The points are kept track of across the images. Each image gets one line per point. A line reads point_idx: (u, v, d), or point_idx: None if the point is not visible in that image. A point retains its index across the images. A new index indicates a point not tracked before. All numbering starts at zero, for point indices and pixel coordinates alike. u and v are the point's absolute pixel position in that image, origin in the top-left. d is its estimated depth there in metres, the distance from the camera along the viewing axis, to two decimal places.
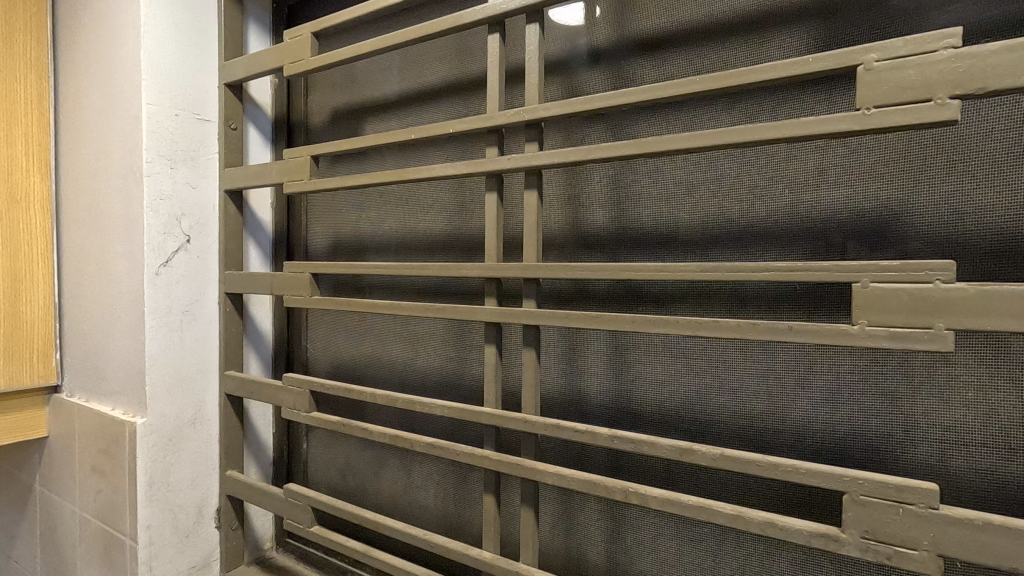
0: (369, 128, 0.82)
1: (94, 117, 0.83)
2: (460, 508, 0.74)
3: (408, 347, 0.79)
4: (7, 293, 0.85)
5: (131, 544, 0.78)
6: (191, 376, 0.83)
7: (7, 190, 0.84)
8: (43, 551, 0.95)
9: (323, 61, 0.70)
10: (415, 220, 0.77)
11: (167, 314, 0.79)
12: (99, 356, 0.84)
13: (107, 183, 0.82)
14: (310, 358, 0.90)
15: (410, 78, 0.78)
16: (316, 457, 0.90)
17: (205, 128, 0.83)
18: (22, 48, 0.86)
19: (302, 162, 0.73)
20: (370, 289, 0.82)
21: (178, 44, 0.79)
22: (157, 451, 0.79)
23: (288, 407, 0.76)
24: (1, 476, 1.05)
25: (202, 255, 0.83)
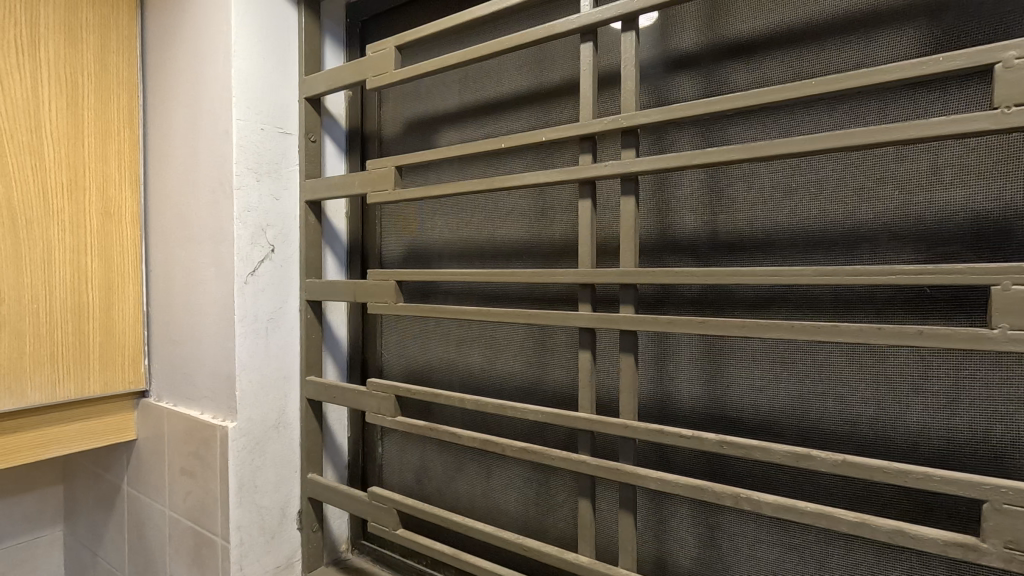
0: (444, 138, 0.84)
1: (183, 133, 0.87)
2: (543, 512, 0.74)
3: (485, 353, 0.80)
4: (101, 300, 0.90)
5: (223, 544, 0.80)
6: (276, 381, 0.85)
7: (102, 205, 0.90)
8: (132, 549, 0.99)
9: (408, 73, 0.72)
10: (493, 226, 0.78)
11: (254, 322, 0.81)
12: (188, 362, 0.88)
13: (196, 196, 0.85)
14: (384, 363, 0.92)
15: (487, 88, 0.79)
16: (391, 460, 0.92)
17: (288, 141, 0.86)
18: (116, 69, 0.91)
19: (385, 173, 0.75)
20: (446, 294, 0.83)
21: (264, 62, 0.82)
22: (246, 454, 0.81)
23: (371, 411, 0.78)
24: (90, 477, 1.11)
25: (284, 263, 0.86)
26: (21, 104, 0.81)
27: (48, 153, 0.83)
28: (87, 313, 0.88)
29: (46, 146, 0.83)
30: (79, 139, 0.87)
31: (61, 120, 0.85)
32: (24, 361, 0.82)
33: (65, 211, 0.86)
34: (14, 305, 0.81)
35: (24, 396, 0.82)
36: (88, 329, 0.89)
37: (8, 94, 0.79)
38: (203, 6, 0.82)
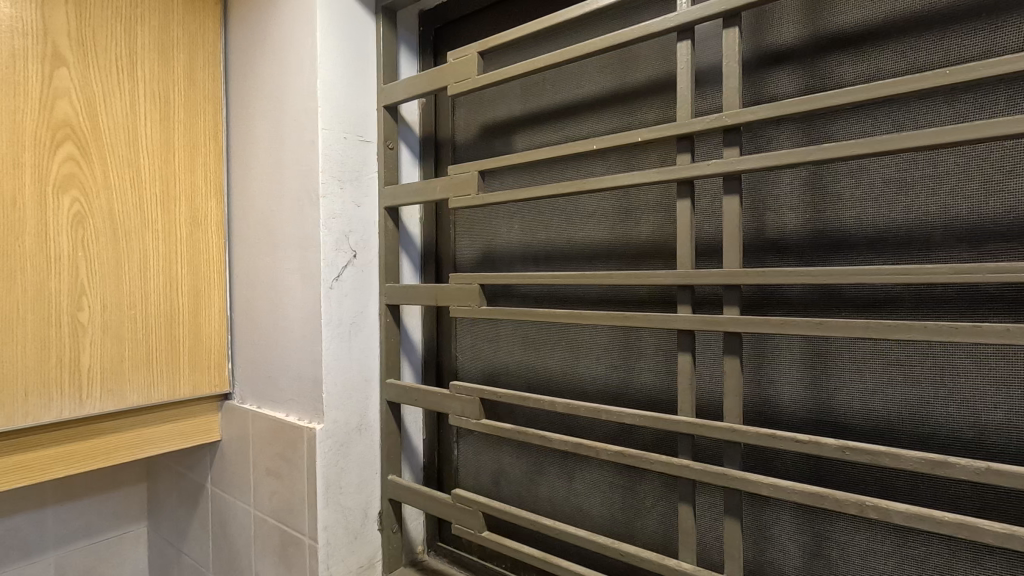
0: (520, 142, 0.84)
1: (266, 144, 0.89)
2: (630, 517, 0.73)
3: (565, 355, 0.80)
4: (190, 306, 0.94)
5: (311, 543, 0.82)
6: (358, 384, 0.87)
7: (190, 215, 0.94)
8: (216, 546, 1.03)
9: (492, 79, 0.73)
10: (573, 229, 0.78)
11: (338, 326, 0.83)
12: (272, 366, 0.90)
13: (280, 204, 0.88)
14: (458, 366, 0.93)
15: (565, 90, 0.79)
16: (467, 462, 0.92)
17: (367, 148, 0.87)
18: (202, 84, 0.94)
19: (468, 178, 0.76)
20: (523, 297, 0.83)
21: (346, 71, 0.84)
22: (332, 455, 0.83)
23: (455, 414, 0.79)
24: (174, 475, 1.15)
25: (365, 269, 0.88)
26: (120, 120, 0.85)
27: (144, 166, 0.88)
28: (178, 318, 0.92)
29: (142, 159, 0.88)
30: (170, 151, 0.91)
31: (155, 135, 0.89)
32: (124, 365, 0.86)
33: (159, 221, 0.90)
34: (115, 311, 0.85)
35: (124, 398, 0.87)
36: (178, 333, 0.92)
37: (110, 110, 0.84)
38: (287, 20, 0.85)
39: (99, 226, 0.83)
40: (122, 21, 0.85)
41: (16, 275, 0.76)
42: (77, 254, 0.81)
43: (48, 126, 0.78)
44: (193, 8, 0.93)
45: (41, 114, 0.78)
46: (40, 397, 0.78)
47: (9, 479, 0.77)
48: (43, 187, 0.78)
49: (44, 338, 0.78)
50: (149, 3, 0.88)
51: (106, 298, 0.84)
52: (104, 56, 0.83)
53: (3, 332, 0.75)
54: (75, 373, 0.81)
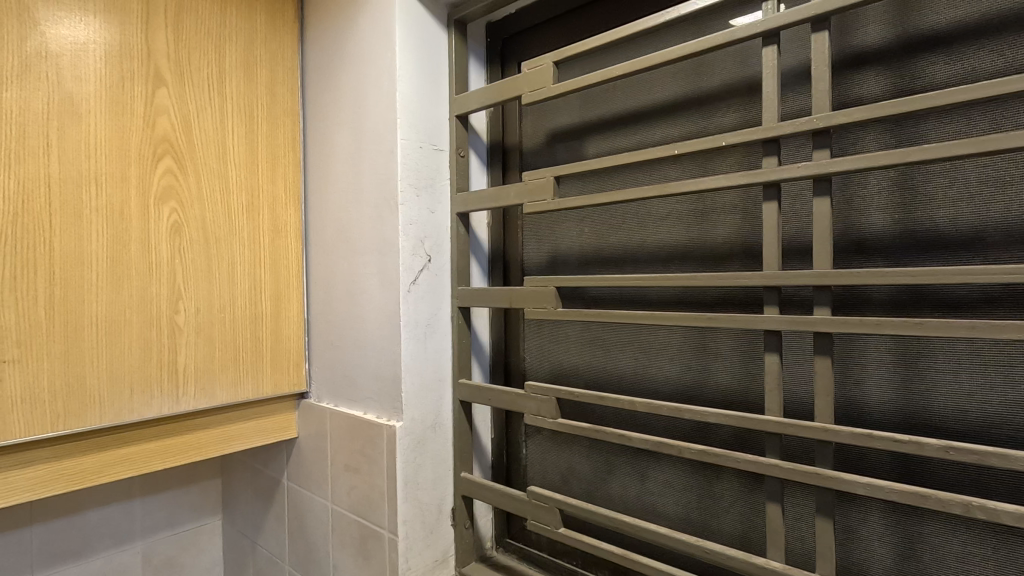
0: (589, 146, 0.86)
1: (344, 154, 0.94)
2: (708, 516, 0.74)
3: (637, 356, 0.81)
4: (272, 309, 0.99)
5: (391, 537, 0.86)
6: (433, 384, 0.90)
7: (272, 222, 0.99)
8: (293, 539, 1.07)
9: (568, 87, 0.75)
10: (645, 231, 0.79)
11: (416, 328, 0.87)
12: (350, 365, 0.95)
13: (358, 211, 0.92)
14: (526, 367, 0.96)
15: (637, 95, 0.80)
16: (536, 461, 0.94)
17: (440, 156, 0.91)
18: (282, 98, 1.00)
19: (544, 183, 0.78)
20: (594, 299, 0.85)
21: (421, 83, 0.88)
22: (410, 452, 0.86)
23: (530, 413, 0.81)
24: (249, 471, 1.21)
25: (438, 272, 0.91)
26: (212, 134, 0.91)
27: (233, 177, 0.93)
28: (262, 321, 0.98)
29: (231, 170, 0.93)
30: (254, 163, 0.96)
31: (241, 148, 0.94)
32: (214, 365, 0.92)
33: (244, 229, 0.95)
34: (207, 314, 0.91)
35: (215, 395, 0.92)
36: (262, 336, 0.98)
37: (203, 125, 0.90)
38: (365, 36, 0.89)
39: (193, 235, 0.89)
40: (213, 42, 0.91)
41: (123, 281, 0.82)
42: (175, 261, 0.87)
43: (150, 142, 0.84)
44: (275, 28, 0.98)
45: (144, 132, 0.84)
46: (143, 394, 0.84)
47: (115, 471, 0.83)
48: (146, 199, 0.84)
49: (146, 339, 0.84)
50: (236, 24, 0.93)
51: (199, 303, 0.90)
52: (198, 76, 0.89)
53: (113, 334, 0.81)
54: (173, 373, 0.87)
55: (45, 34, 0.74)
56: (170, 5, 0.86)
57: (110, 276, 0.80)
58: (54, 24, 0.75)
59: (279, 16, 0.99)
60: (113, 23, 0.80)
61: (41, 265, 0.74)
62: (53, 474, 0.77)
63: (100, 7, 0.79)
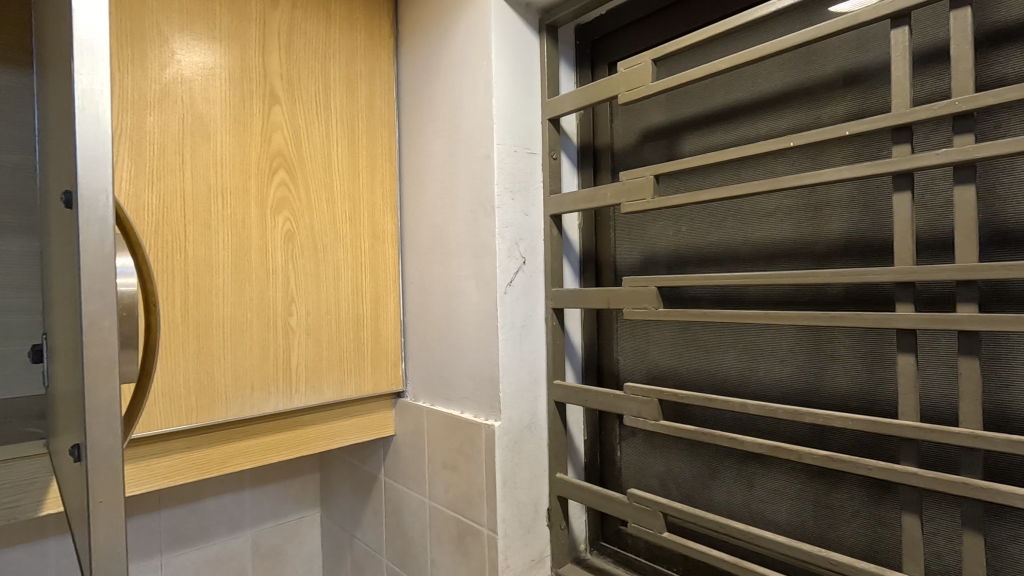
0: (686, 144, 0.84)
1: (439, 161, 0.97)
2: (825, 525, 0.70)
3: (742, 357, 0.78)
4: (372, 312, 1.04)
5: (490, 535, 0.87)
6: (528, 384, 0.91)
7: (371, 228, 1.04)
8: (390, 533, 1.11)
9: (669, 83, 0.73)
10: (748, 228, 0.77)
11: (512, 329, 0.88)
12: (447, 366, 0.97)
13: (454, 216, 0.95)
14: (620, 368, 0.95)
15: (739, 88, 0.78)
16: (632, 464, 0.93)
17: (533, 160, 0.92)
18: (379, 110, 1.05)
19: (643, 182, 0.78)
20: (694, 300, 0.83)
21: (515, 89, 0.89)
22: (508, 451, 0.88)
23: (631, 414, 0.81)
24: (346, 466, 1.27)
25: (532, 274, 0.92)
26: (319, 146, 0.96)
27: (337, 187, 0.99)
28: (363, 323, 1.02)
29: (335, 181, 0.98)
30: (356, 172, 1.01)
31: (344, 158, 1.00)
32: (323, 364, 0.97)
33: (348, 235, 1.00)
34: (315, 316, 0.96)
35: (323, 393, 0.97)
36: (363, 337, 1.02)
37: (311, 139, 0.96)
38: (460, 46, 0.92)
39: (304, 242, 0.95)
40: (319, 60, 0.96)
41: (245, 285, 0.88)
42: (288, 266, 0.93)
43: (267, 156, 0.91)
44: (373, 44, 1.03)
45: (262, 147, 0.90)
46: (261, 391, 0.90)
47: (238, 462, 0.90)
48: (264, 209, 0.91)
49: (265, 339, 0.90)
50: (339, 42, 0.99)
51: (309, 305, 0.96)
52: (306, 92, 0.95)
53: (237, 335, 0.87)
54: (287, 371, 0.93)
55: (180, 61, 0.82)
56: (282, 27, 0.92)
57: (234, 281, 0.87)
58: (186, 51, 0.83)
59: (376, 32, 1.04)
60: (235, 49, 0.87)
61: (177, 270, 0.82)
62: (187, 463, 0.85)
63: (224, 34, 0.86)
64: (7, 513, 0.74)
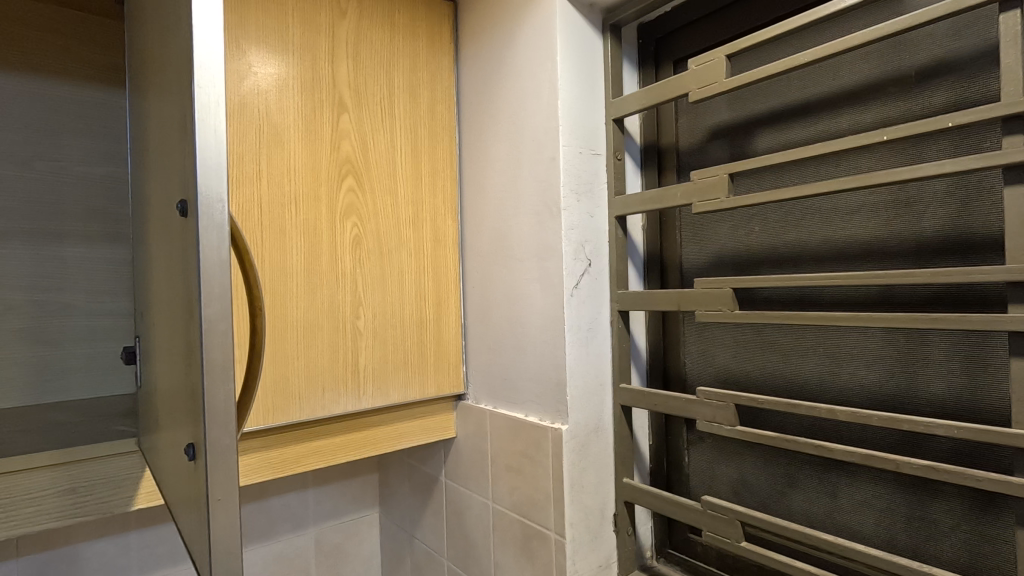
0: (758, 141, 0.82)
1: (502, 164, 0.97)
2: (920, 538, 0.67)
3: (823, 361, 0.75)
4: (434, 315, 1.05)
5: (558, 539, 0.87)
6: (595, 388, 0.90)
7: (433, 231, 1.05)
8: (451, 534, 1.12)
9: (745, 79, 0.71)
10: (830, 227, 0.74)
11: (578, 332, 0.88)
12: (510, 369, 0.97)
13: (517, 219, 0.95)
14: (688, 372, 0.93)
15: (817, 82, 0.75)
16: (701, 470, 0.91)
17: (598, 161, 0.91)
18: (440, 116, 1.06)
19: (717, 181, 0.76)
20: (768, 302, 0.80)
21: (579, 90, 0.89)
22: (575, 455, 0.87)
23: (705, 419, 0.79)
24: (405, 467, 1.29)
25: (598, 276, 0.91)
26: (384, 152, 0.98)
27: (402, 192, 1.00)
28: (426, 325, 1.04)
29: (399, 185, 1.00)
30: (419, 177, 1.03)
31: (408, 164, 1.01)
32: (388, 366, 0.99)
33: (411, 239, 1.02)
34: (381, 319, 0.98)
35: (389, 395, 0.99)
36: (426, 339, 1.04)
37: (377, 145, 0.98)
38: (523, 49, 0.92)
39: (370, 246, 0.97)
40: (384, 68, 0.98)
41: (317, 289, 0.91)
42: (356, 271, 0.95)
43: (336, 163, 0.93)
44: (434, 51, 1.05)
45: (331, 154, 0.93)
46: (332, 392, 0.92)
47: (310, 461, 0.92)
48: (334, 215, 0.93)
49: (335, 342, 0.93)
50: (403, 50, 1.00)
51: (376, 308, 0.97)
52: (373, 100, 0.97)
53: (309, 337, 0.90)
54: (355, 373, 0.95)
55: (256, 73, 0.85)
56: (350, 37, 0.95)
57: (306, 285, 0.90)
58: (262, 64, 0.86)
59: (437, 39, 1.05)
60: (306, 59, 0.90)
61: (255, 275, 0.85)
62: (264, 462, 0.87)
63: (296, 46, 0.89)
64: (103, 506, 0.79)
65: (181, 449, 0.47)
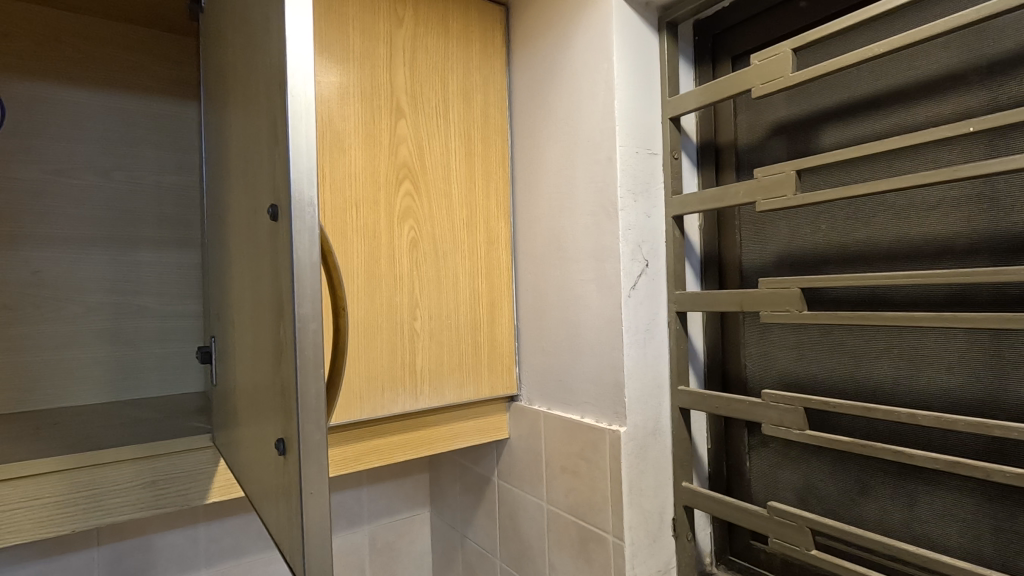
0: (824, 137, 0.79)
1: (556, 165, 0.98)
2: (1009, 551, 0.63)
3: (898, 364, 0.72)
4: (488, 316, 1.06)
5: (617, 543, 0.86)
6: (652, 390, 0.89)
7: (486, 233, 1.06)
8: (504, 535, 1.13)
9: (812, 73, 0.69)
10: (904, 224, 0.71)
11: (636, 333, 0.87)
12: (565, 371, 0.97)
13: (572, 220, 0.95)
14: (748, 375, 0.91)
15: (889, 75, 0.72)
16: (763, 475, 0.89)
17: (654, 160, 0.90)
18: (493, 119, 1.07)
19: (783, 178, 0.74)
20: (837, 302, 0.78)
21: (636, 89, 0.88)
22: (633, 457, 0.86)
23: (770, 423, 0.77)
24: (457, 467, 1.30)
25: (655, 277, 0.90)
26: (439, 156, 1.00)
27: (456, 195, 1.02)
28: (480, 327, 1.05)
29: (454, 188, 1.02)
30: (473, 180, 1.04)
31: (461, 167, 1.03)
32: (444, 367, 1.00)
33: (466, 242, 1.03)
34: (437, 320, 0.99)
35: (445, 395, 1.00)
36: (480, 341, 1.05)
37: (432, 149, 0.99)
38: (578, 50, 0.92)
39: (426, 248, 0.99)
40: (439, 73, 1.00)
41: (376, 291, 0.93)
42: (413, 273, 0.97)
43: (394, 167, 0.95)
44: (487, 56, 1.06)
45: (389, 159, 0.95)
46: (391, 392, 0.94)
47: (370, 460, 0.94)
48: (392, 218, 0.95)
49: (393, 343, 0.95)
50: (457, 55, 1.02)
51: (432, 310, 0.99)
52: (428, 105, 0.99)
53: (369, 338, 0.92)
54: (413, 373, 0.96)
55: (320, 82, 0.87)
56: (407, 44, 0.97)
57: (366, 287, 0.92)
58: (324, 73, 0.88)
59: (490, 43, 1.06)
60: (365, 67, 0.92)
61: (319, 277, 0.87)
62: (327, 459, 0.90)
63: (356, 54, 0.91)
64: (181, 498, 0.82)
65: (268, 444, 0.49)
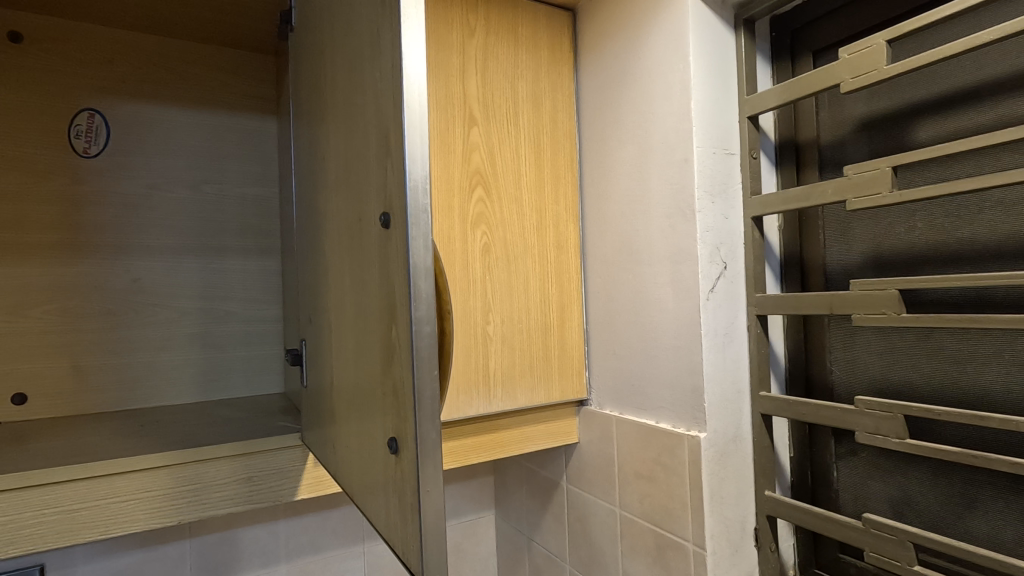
0: (919, 131, 0.76)
1: (628, 168, 0.97)
2: None
3: (1009, 370, 0.67)
4: (558, 320, 1.06)
5: (697, 551, 0.84)
6: (732, 395, 0.87)
7: (555, 237, 1.06)
8: (574, 540, 1.12)
9: (910, 65, 0.66)
10: (1014, 222, 0.67)
11: (715, 337, 0.85)
12: (640, 375, 0.96)
13: (645, 223, 0.94)
14: (834, 380, 0.87)
15: (993, 63, 0.68)
16: (853, 486, 0.85)
17: (731, 160, 0.88)
18: (562, 124, 1.08)
19: (877, 175, 0.71)
20: (936, 305, 0.74)
21: (713, 89, 0.87)
22: (714, 464, 0.84)
23: (865, 431, 0.73)
24: (523, 471, 1.31)
25: (734, 279, 0.88)
26: (510, 161, 1.01)
27: (526, 199, 1.03)
28: (550, 330, 1.05)
29: (524, 193, 1.03)
30: (542, 185, 1.05)
31: (531, 172, 1.04)
32: (516, 370, 1.01)
33: (536, 246, 1.04)
34: (509, 324, 1.00)
35: (518, 399, 1.01)
36: (551, 345, 1.05)
37: (503, 155, 1.01)
38: (651, 52, 0.91)
39: (498, 253, 1.00)
40: (509, 79, 1.01)
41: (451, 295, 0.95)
42: (486, 277, 0.99)
43: (467, 174, 0.97)
44: (555, 61, 1.07)
45: (463, 166, 0.97)
46: (465, 395, 0.96)
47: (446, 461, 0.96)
48: (465, 224, 0.97)
49: (467, 347, 0.96)
50: (526, 62, 1.03)
51: (504, 315, 1.00)
52: (499, 112, 1.00)
53: None
54: (486, 376, 0.98)
55: None
56: (479, 53, 0.99)
57: None
58: None
59: (559, 49, 1.07)
60: (440, 77, 0.95)
61: None
62: None
63: (431, 65, 0.94)
64: (273, 495, 0.85)
65: (375, 443, 0.51)
